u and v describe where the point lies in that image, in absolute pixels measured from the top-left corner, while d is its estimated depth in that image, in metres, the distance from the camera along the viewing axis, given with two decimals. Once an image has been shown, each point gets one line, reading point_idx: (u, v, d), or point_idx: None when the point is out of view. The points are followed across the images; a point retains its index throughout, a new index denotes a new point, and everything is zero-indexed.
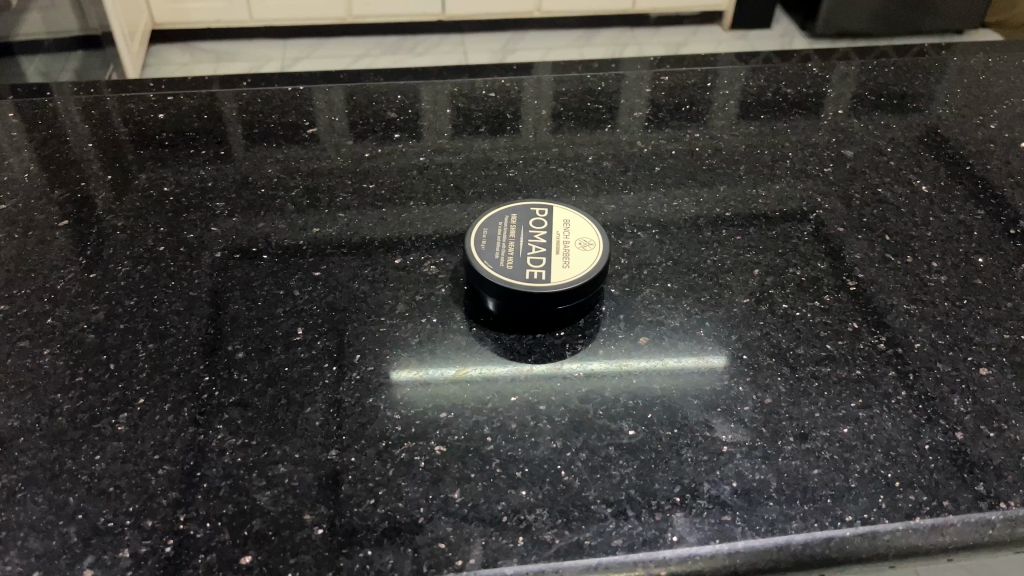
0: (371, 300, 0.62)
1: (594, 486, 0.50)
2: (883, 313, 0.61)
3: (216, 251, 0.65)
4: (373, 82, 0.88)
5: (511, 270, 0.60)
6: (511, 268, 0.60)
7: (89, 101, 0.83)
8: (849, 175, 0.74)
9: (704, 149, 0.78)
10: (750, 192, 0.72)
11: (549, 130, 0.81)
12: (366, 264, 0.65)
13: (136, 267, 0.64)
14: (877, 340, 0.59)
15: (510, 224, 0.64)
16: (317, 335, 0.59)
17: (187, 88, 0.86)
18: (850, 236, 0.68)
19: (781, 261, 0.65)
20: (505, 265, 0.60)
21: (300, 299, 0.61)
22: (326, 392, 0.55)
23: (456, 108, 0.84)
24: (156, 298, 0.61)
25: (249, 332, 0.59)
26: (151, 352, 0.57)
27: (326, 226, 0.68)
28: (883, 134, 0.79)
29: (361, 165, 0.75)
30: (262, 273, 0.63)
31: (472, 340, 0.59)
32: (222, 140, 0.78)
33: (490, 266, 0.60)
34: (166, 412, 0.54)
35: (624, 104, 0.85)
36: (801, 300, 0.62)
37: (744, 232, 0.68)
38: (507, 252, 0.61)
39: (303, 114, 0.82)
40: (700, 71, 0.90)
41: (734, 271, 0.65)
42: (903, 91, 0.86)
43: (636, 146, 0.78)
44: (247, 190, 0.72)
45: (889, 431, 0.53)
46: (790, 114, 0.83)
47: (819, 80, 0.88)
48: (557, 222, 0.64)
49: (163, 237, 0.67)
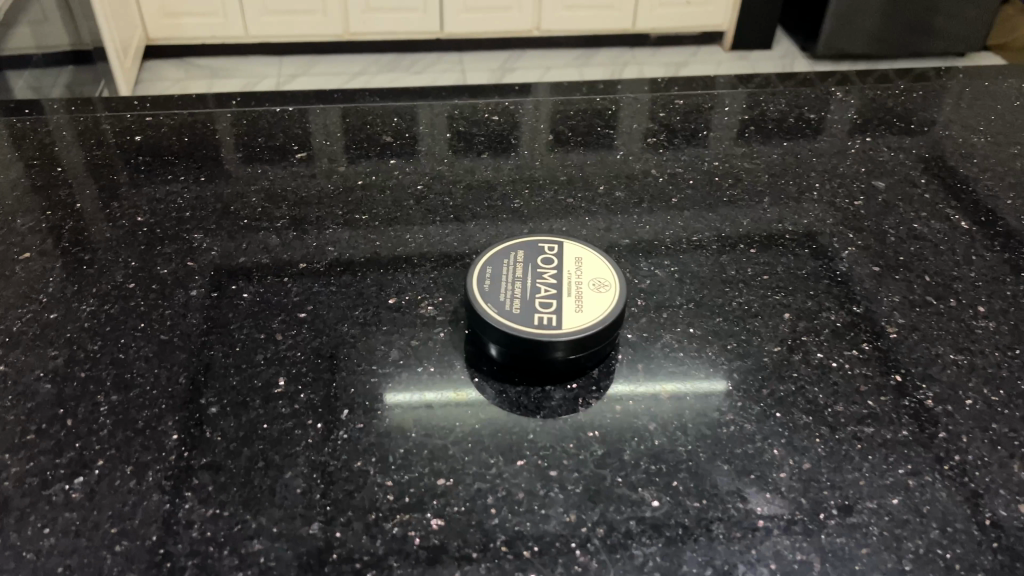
0: (362, 346, 0.55)
1: (614, 568, 0.44)
2: (928, 364, 0.55)
3: (191, 288, 0.59)
4: (367, 102, 0.82)
5: (520, 314, 0.54)
6: (520, 313, 0.54)
7: (62, 121, 0.77)
8: (881, 209, 0.68)
9: (724, 179, 0.72)
10: (777, 226, 0.67)
11: (556, 156, 0.75)
12: (356, 304, 0.59)
13: (101, 306, 0.58)
14: (925, 397, 0.53)
15: (514, 262, 0.58)
16: (300, 387, 0.53)
17: (168, 108, 0.80)
18: (887, 276, 0.62)
19: (813, 304, 0.60)
20: (512, 309, 0.54)
21: (283, 345, 0.55)
22: (309, 454, 0.49)
23: (456, 131, 0.78)
24: (123, 342, 0.55)
25: (224, 382, 0.53)
26: (114, 405, 0.51)
27: (314, 261, 0.62)
28: (915, 164, 0.74)
29: (353, 194, 0.69)
30: (242, 314, 0.57)
31: (474, 393, 0.53)
32: (203, 164, 0.72)
33: (496, 310, 0.54)
34: (127, 477, 0.47)
35: (636, 129, 0.79)
36: (837, 349, 0.56)
37: (772, 271, 0.62)
38: (514, 294, 0.55)
39: (291, 137, 0.77)
40: (717, 93, 0.84)
41: (762, 315, 0.59)
42: (933, 117, 0.80)
43: (650, 175, 0.72)
44: (228, 219, 0.66)
45: (944, 503, 0.47)
46: (815, 141, 0.77)
47: (844, 105, 0.82)
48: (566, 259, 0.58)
49: (133, 273, 0.60)
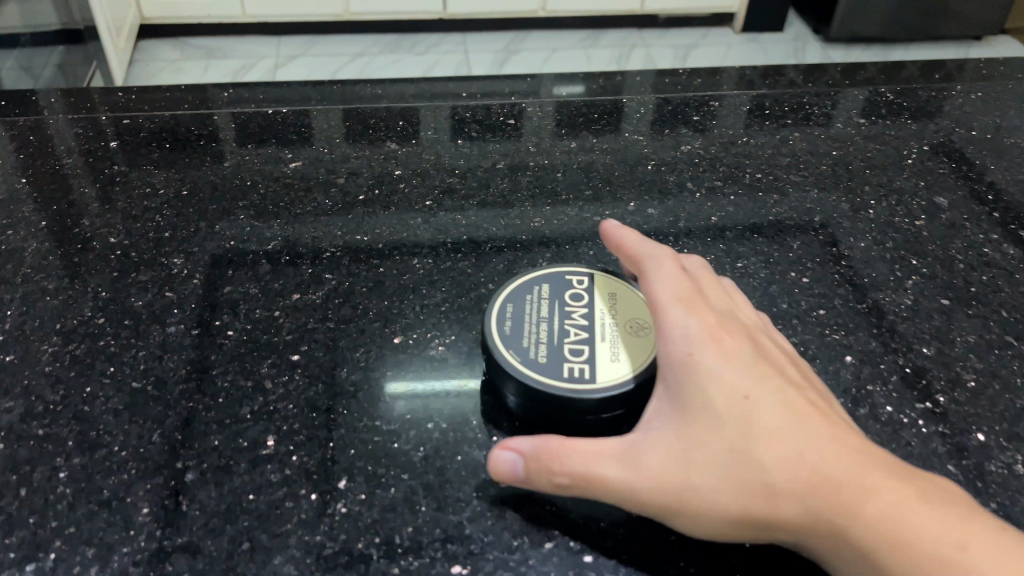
0: (364, 396, 0.48)
1: None
2: (1013, 421, 0.48)
3: (169, 325, 0.52)
4: (370, 100, 0.74)
5: (547, 363, 0.47)
6: (548, 361, 0.47)
7: (29, 123, 0.69)
8: (945, 231, 0.61)
9: (768, 195, 0.65)
10: (830, 250, 0.59)
11: (580, 166, 0.68)
12: (358, 344, 0.51)
13: (66, 346, 0.50)
14: (1013, 461, 0.46)
15: (539, 299, 0.51)
16: (292, 447, 0.45)
17: (148, 107, 0.72)
18: (958, 312, 0.55)
19: (877, 346, 0.52)
20: (539, 356, 0.47)
21: (272, 394, 0.48)
22: (302, 533, 0.42)
23: (468, 136, 0.70)
24: (88, 391, 0.48)
25: (205, 442, 0.45)
26: (75, 471, 0.44)
27: (309, 290, 0.55)
28: (979, 178, 0.66)
29: (354, 210, 0.62)
30: (226, 356, 0.50)
31: (494, 455, 0.46)
32: (186, 175, 0.65)
33: (520, 357, 0.47)
34: (88, 563, 0.40)
35: (667, 133, 0.71)
36: (909, 401, 0.49)
37: (829, 306, 0.55)
38: (539, 338, 0.48)
39: (285, 142, 0.69)
40: (756, 93, 0.76)
41: (821, 359, 0.51)
42: (996, 123, 0.73)
43: (685, 189, 0.65)
44: (213, 240, 0.58)
45: None
46: (866, 151, 0.70)
47: (895, 108, 0.75)
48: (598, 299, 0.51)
49: (103, 306, 0.53)
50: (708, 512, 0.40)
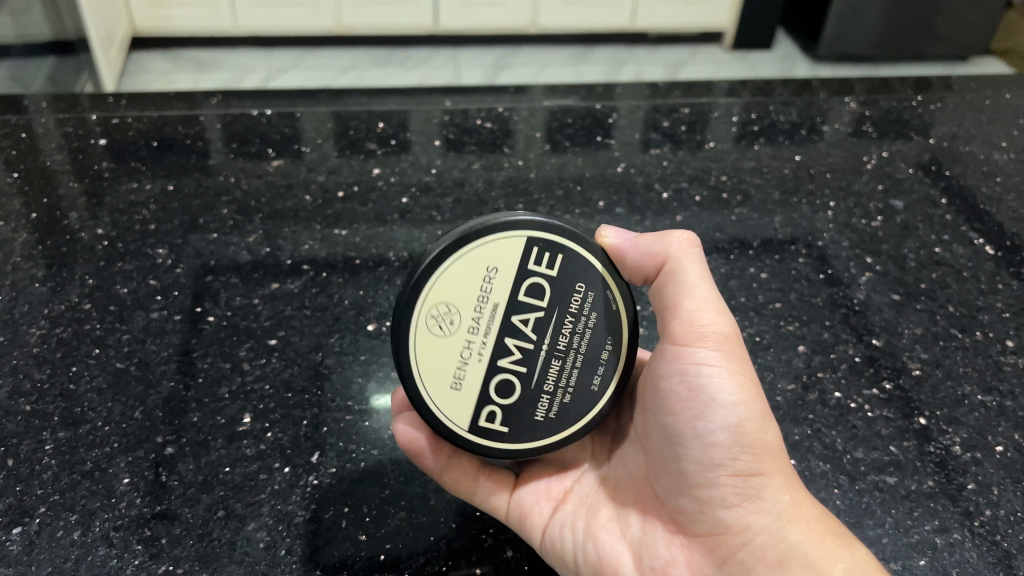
0: (337, 378, 0.51)
1: None
2: (954, 406, 0.51)
3: (153, 311, 0.54)
4: (352, 103, 0.77)
5: (563, 253, 0.45)
6: (552, 267, 0.45)
7: (20, 120, 0.71)
8: (900, 231, 0.64)
9: (732, 197, 0.68)
10: (789, 248, 0.62)
11: (554, 167, 0.71)
12: (333, 330, 0.54)
13: (52, 329, 0.53)
14: (952, 442, 0.49)
15: (575, 397, 0.46)
16: (267, 425, 0.48)
17: (136, 106, 0.74)
18: (907, 305, 0.58)
19: (829, 336, 0.55)
20: (565, 280, 0.45)
21: (250, 376, 0.50)
22: (275, 502, 0.44)
23: (447, 139, 0.73)
24: (73, 371, 0.50)
25: (185, 419, 0.48)
26: (60, 443, 0.46)
27: (288, 280, 0.57)
28: (935, 183, 0.70)
29: (334, 207, 0.65)
30: (206, 341, 0.52)
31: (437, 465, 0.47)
32: (173, 172, 0.67)
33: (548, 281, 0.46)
34: (71, 527, 0.42)
35: (638, 138, 0.74)
36: (855, 388, 0.52)
37: (785, 298, 0.58)
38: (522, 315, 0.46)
39: (270, 143, 0.72)
40: (725, 100, 0.79)
41: (775, 347, 0.54)
42: (955, 130, 0.76)
43: (653, 190, 0.68)
44: (197, 233, 0.61)
45: (975, 565, 0.43)
46: (827, 155, 0.73)
47: (859, 117, 0.78)
48: (469, 437, 0.45)
49: (89, 292, 0.55)
50: (761, 445, 0.41)
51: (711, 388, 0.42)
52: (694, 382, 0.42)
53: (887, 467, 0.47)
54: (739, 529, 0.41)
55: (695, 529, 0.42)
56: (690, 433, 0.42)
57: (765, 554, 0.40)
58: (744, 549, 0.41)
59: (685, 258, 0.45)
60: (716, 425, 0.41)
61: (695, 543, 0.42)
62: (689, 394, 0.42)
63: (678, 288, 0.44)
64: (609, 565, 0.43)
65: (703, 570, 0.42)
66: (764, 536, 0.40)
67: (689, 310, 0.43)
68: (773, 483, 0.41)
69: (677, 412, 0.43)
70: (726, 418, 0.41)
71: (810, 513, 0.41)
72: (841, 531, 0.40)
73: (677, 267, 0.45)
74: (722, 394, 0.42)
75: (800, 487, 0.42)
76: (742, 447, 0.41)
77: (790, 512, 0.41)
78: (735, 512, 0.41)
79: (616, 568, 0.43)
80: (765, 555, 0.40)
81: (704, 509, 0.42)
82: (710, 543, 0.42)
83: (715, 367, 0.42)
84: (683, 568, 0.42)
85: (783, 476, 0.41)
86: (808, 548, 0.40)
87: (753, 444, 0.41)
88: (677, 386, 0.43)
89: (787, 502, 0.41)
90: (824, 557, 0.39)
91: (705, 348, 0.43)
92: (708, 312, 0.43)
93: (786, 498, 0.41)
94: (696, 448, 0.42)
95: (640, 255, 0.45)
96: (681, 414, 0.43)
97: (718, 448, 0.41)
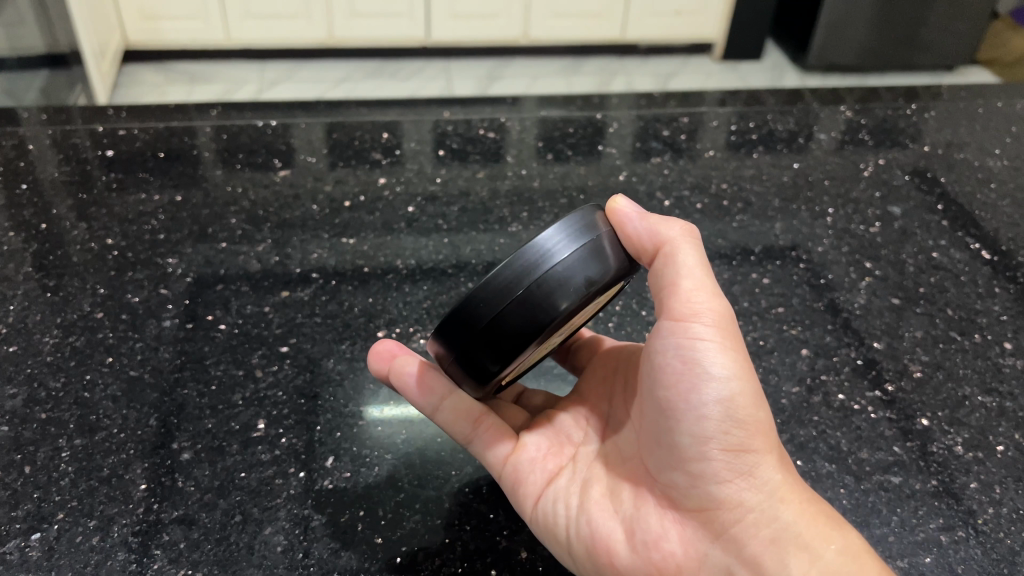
0: (349, 385, 0.52)
1: None
2: (955, 407, 0.52)
3: (165, 320, 0.55)
4: (355, 114, 0.77)
5: None
6: None
7: (27, 131, 0.72)
8: (897, 237, 0.66)
9: (733, 203, 0.69)
10: (789, 254, 0.63)
11: (557, 176, 0.72)
12: (344, 336, 0.55)
13: (65, 338, 0.53)
14: (953, 442, 0.50)
15: None
16: (281, 431, 0.48)
17: (141, 118, 0.75)
18: (908, 309, 0.59)
19: (831, 339, 0.56)
20: None
21: (263, 383, 0.51)
22: (291, 506, 0.45)
23: (450, 149, 0.74)
24: (88, 378, 0.51)
25: (199, 425, 0.48)
26: (76, 450, 0.47)
27: (298, 288, 0.58)
28: (930, 190, 0.71)
29: (341, 216, 0.65)
30: (219, 348, 0.53)
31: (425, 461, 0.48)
32: (180, 182, 0.68)
33: None
34: (89, 533, 0.43)
35: (638, 147, 0.75)
36: (859, 390, 0.53)
37: (787, 303, 0.59)
38: None
39: (275, 153, 0.72)
40: (724, 110, 0.81)
41: (779, 351, 0.55)
42: (948, 138, 0.77)
43: (654, 198, 0.69)
44: (206, 243, 0.62)
45: (980, 563, 0.44)
46: (824, 163, 0.74)
47: (856, 125, 0.79)
48: None
49: (101, 301, 0.56)
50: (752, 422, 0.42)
51: (704, 362, 0.42)
52: (689, 357, 0.43)
53: (891, 467, 0.48)
54: (731, 504, 0.42)
55: (686, 505, 0.43)
56: (683, 410, 0.43)
57: (759, 531, 0.41)
58: (736, 525, 0.41)
59: (680, 240, 0.45)
60: (709, 398, 0.42)
61: (688, 519, 0.43)
62: (683, 369, 0.43)
63: (673, 266, 0.45)
64: (601, 542, 0.43)
65: (695, 546, 0.42)
66: (756, 513, 0.41)
67: (684, 287, 0.44)
68: (764, 460, 0.42)
69: (670, 386, 0.43)
70: (719, 393, 0.42)
71: (800, 493, 0.42)
72: (831, 514, 0.41)
73: (671, 247, 0.45)
74: (714, 370, 0.42)
75: (789, 468, 0.43)
76: (733, 424, 0.42)
77: (782, 491, 0.41)
78: (729, 488, 0.42)
79: (607, 544, 0.43)
80: (759, 533, 0.41)
81: (696, 484, 0.43)
82: (703, 518, 0.43)
83: (708, 342, 0.43)
84: (675, 543, 0.43)
85: (773, 454, 0.42)
86: (801, 527, 0.40)
87: (745, 421, 0.42)
88: (671, 363, 0.43)
89: (778, 481, 0.42)
90: (818, 536, 0.40)
91: (697, 325, 0.43)
92: (702, 292, 0.44)
93: (777, 477, 0.42)
94: (689, 422, 0.42)
95: (644, 227, 0.45)
96: (674, 387, 0.43)
97: (711, 422, 0.42)
